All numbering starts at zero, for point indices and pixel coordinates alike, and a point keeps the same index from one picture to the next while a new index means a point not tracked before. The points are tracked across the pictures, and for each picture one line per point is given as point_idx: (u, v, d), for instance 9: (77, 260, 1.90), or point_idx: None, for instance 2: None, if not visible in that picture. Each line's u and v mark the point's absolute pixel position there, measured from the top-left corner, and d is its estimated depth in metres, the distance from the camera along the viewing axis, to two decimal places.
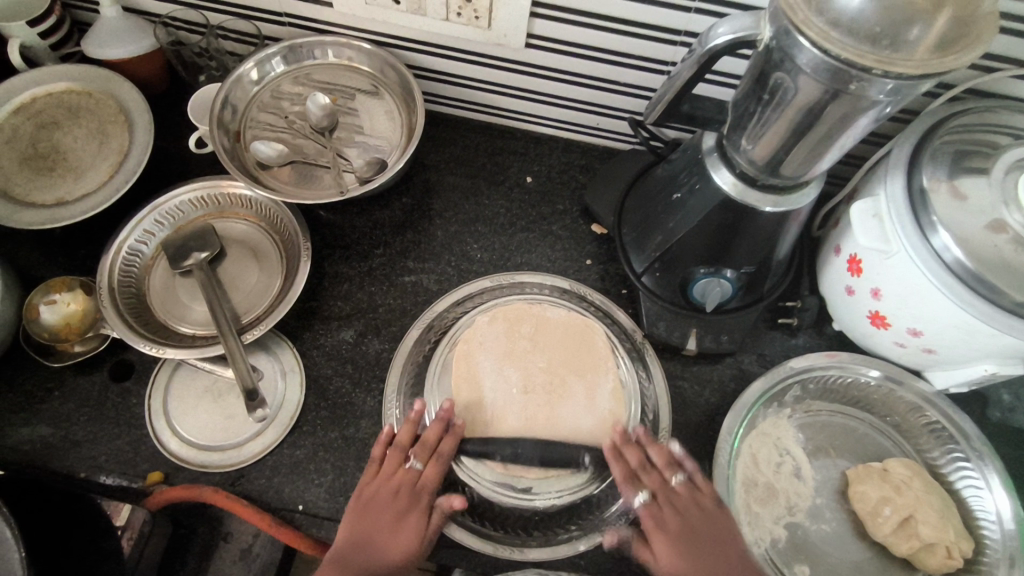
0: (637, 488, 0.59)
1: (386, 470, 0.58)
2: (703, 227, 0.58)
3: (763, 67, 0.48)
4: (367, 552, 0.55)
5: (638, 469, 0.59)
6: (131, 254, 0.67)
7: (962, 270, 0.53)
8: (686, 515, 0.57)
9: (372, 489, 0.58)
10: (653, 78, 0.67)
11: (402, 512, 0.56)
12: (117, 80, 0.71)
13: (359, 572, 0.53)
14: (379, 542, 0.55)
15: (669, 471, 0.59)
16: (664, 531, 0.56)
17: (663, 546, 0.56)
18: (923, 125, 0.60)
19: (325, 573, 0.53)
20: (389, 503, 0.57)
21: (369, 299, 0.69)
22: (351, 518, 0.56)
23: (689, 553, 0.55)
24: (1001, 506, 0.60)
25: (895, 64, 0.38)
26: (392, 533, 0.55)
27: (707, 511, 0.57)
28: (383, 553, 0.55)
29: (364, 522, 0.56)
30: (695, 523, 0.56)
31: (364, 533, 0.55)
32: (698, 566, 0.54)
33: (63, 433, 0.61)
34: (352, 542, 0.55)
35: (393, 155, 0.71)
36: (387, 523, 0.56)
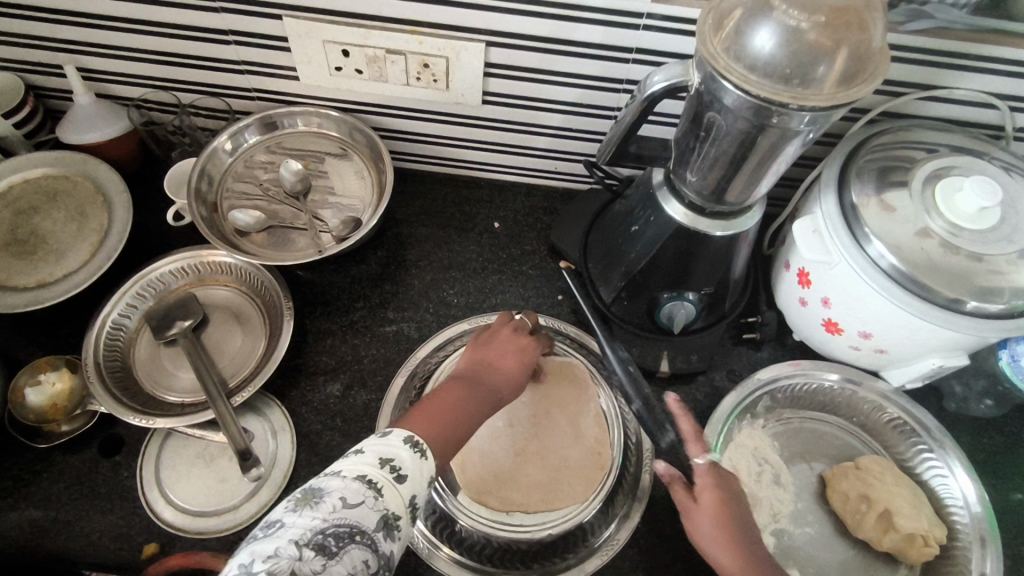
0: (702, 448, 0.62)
1: (500, 324, 0.68)
2: (660, 256, 0.62)
3: (696, 109, 0.53)
4: (487, 370, 0.62)
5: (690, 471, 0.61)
6: (115, 328, 0.69)
7: (897, 275, 0.59)
8: (734, 498, 0.59)
9: (489, 334, 0.66)
10: (603, 123, 0.73)
11: (515, 352, 0.65)
12: (92, 162, 0.73)
13: (485, 384, 0.61)
14: (492, 368, 0.63)
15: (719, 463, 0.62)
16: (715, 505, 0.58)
17: (715, 495, 0.59)
18: (847, 147, 0.66)
19: (450, 386, 0.59)
20: (512, 338, 0.66)
21: (353, 351, 0.72)
22: (471, 354, 0.64)
23: (725, 512, 0.57)
24: (966, 490, 0.64)
25: (808, 99, 0.44)
26: (510, 360, 0.64)
27: (740, 502, 0.59)
28: (501, 379, 0.62)
29: (485, 352, 0.64)
30: (740, 509, 0.58)
31: (491, 350, 0.64)
32: (732, 535, 0.56)
33: (54, 513, 0.61)
34: (479, 361, 0.63)
35: (367, 212, 0.75)
36: (516, 360, 0.64)
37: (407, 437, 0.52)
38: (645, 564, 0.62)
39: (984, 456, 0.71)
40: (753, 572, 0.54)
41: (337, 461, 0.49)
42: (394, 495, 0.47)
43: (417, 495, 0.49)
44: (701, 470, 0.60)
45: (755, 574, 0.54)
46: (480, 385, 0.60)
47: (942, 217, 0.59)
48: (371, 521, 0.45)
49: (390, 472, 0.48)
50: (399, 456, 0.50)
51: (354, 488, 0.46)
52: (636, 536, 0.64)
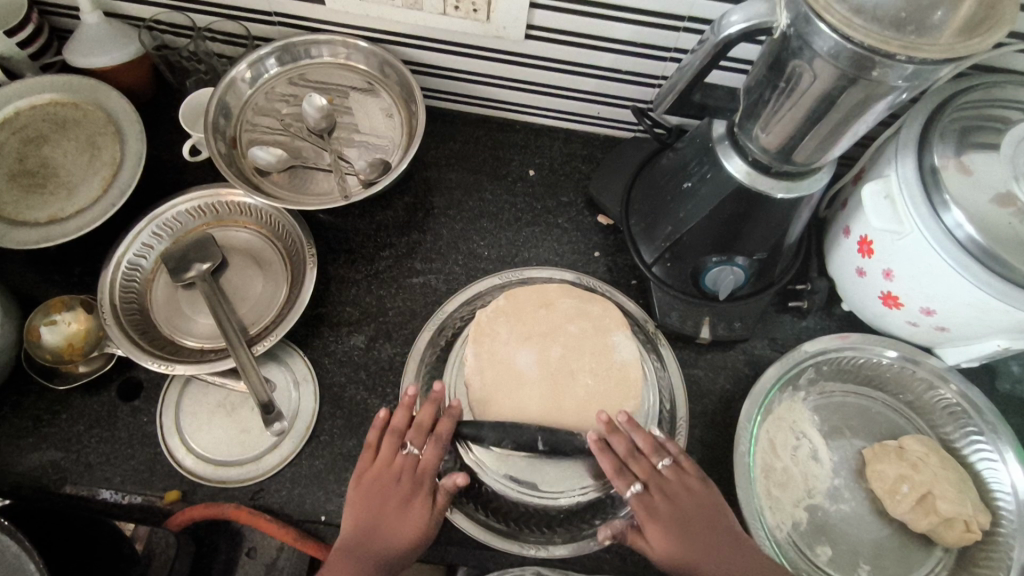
0: (628, 478, 0.57)
1: (383, 457, 0.57)
2: (715, 216, 0.57)
3: (779, 54, 0.47)
4: (374, 540, 0.54)
5: (625, 459, 0.57)
6: (131, 269, 0.66)
7: (975, 248, 0.53)
8: (676, 501, 0.56)
9: (373, 474, 0.57)
10: (656, 65, 0.66)
11: (404, 499, 0.56)
12: (103, 89, 0.68)
13: (373, 567, 0.53)
14: (384, 526, 0.55)
15: (656, 457, 0.58)
16: (653, 517, 0.56)
17: (653, 518, 0.56)
18: (930, 103, 0.59)
19: (331, 562, 0.53)
20: (391, 489, 0.56)
21: (378, 302, 0.68)
22: (355, 501, 0.56)
23: (678, 522, 0.55)
24: (1016, 479, 0.61)
25: (922, 48, 0.38)
26: (399, 518, 0.55)
27: (693, 493, 0.57)
28: (393, 538, 0.55)
29: (366, 496, 0.56)
30: (685, 505, 0.56)
31: (376, 510, 0.55)
32: (688, 541, 0.54)
33: (75, 455, 0.60)
34: (356, 528, 0.55)
35: (395, 154, 0.70)
36: (404, 520, 0.55)
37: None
38: None
39: None
40: (708, 553, 0.54)
41: None
42: None
43: None
44: (635, 504, 0.56)
45: (706, 551, 0.54)
46: (365, 560, 0.53)
47: None
48: None
49: None
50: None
51: None
52: None
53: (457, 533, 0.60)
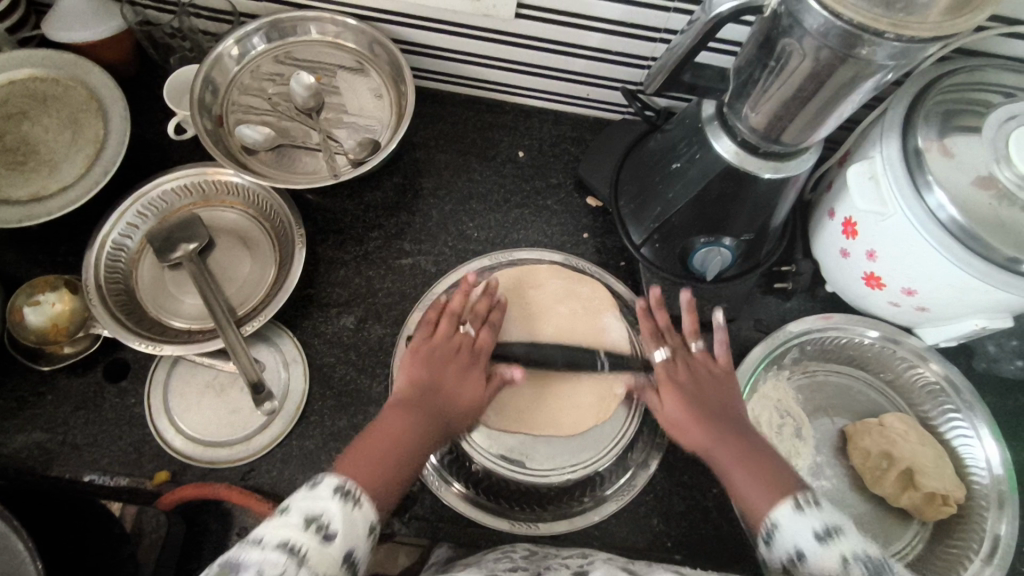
0: (657, 342, 0.61)
1: (444, 330, 0.59)
2: (704, 196, 0.58)
3: (769, 33, 0.48)
4: (437, 398, 0.56)
5: (663, 329, 0.62)
6: (115, 248, 0.65)
7: (956, 229, 0.55)
8: (697, 378, 0.59)
9: (430, 347, 0.58)
10: (646, 46, 0.66)
11: (464, 367, 0.57)
12: (84, 65, 0.67)
13: (437, 412, 0.55)
14: (444, 390, 0.56)
15: (692, 337, 0.62)
16: (675, 380, 0.58)
17: (671, 381, 0.59)
18: (915, 86, 0.60)
19: (394, 411, 0.53)
20: (452, 357, 0.58)
21: (367, 283, 0.68)
22: (411, 364, 0.58)
23: (688, 395, 0.57)
24: (991, 455, 0.63)
25: (910, 26, 0.39)
26: (458, 380, 0.57)
27: (716, 372, 0.60)
28: (453, 400, 0.56)
29: (427, 368, 0.57)
30: (705, 385, 0.58)
31: (433, 372, 0.57)
32: (701, 409, 0.56)
33: (62, 437, 0.59)
34: (417, 384, 0.56)
35: (385, 134, 0.69)
36: (467, 381, 0.57)
37: (337, 484, 0.44)
38: (660, 510, 0.62)
39: (1007, 417, 0.70)
40: (702, 423, 0.55)
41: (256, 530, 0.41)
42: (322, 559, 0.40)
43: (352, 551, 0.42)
44: (660, 364, 0.60)
45: (707, 427, 0.55)
46: (429, 414, 0.54)
47: (1012, 168, 0.53)
48: None
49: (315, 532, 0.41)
50: (328, 510, 0.43)
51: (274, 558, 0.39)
52: (653, 483, 0.63)
53: (448, 512, 0.60)
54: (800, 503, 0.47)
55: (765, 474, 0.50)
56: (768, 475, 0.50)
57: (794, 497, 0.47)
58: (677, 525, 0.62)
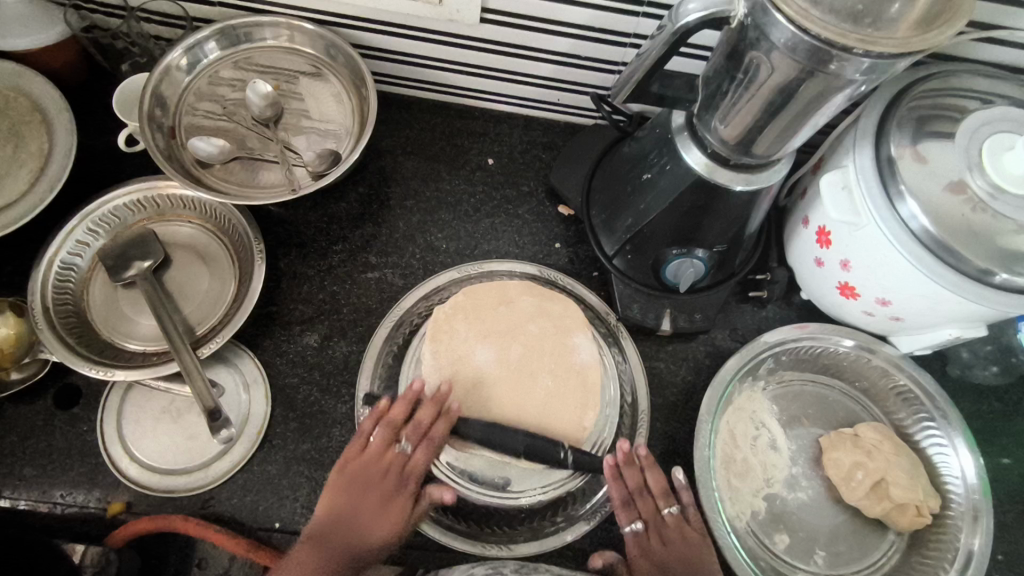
0: (631, 514, 0.58)
1: (373, 453, 0.57)
2: (674, 209, 0.56)
3: (737, 45, 0.46)
4: (349, 539, 0.55)
5: (634, 494, 0.59)
6: (65, 268, 0.62)
7: (927, 239, 0.54)
8: (673, 547, 0.57)
9: (356, 465, 0.57)
10: (615, 50, 0.64)
11: (382, 500, 0.56)
12: (27, 74, 0.64)
13: (343, 547, 0.54)
14: (359, 524, 0.55)
15: (663, 501, 0.59)
16: (648, 557, 0.57)
17: (648, 559, 0.57)
18: (888, 93, 0.59)
19: (303, 550, 0.54)
20: (376, 480, 0.57)
21: (332, 299, 0.66)
22: (335, 488, 0.56)
23: (668, 567, 0.56)
24: (965, 466, 0.63)
25: (878, 42, 0.37)
26: (373, 515, 0.55)
27: (688, 536, 0.58)
28: (365, 539, 0.55)
29: (352, 490, 0.56)
30: (681, 547, 0.57)
31: (352, 501, 0.56)
32: None
33: (9, 469, 0.57)
34: (330, 514, 0.55)
35: (347, 144, 0.67)
36: (376, 513, 0.55)
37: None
38: None
39: (982, 423, 0.70)
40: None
41: None
42: None
43: None
44: (630, 545, 0.58)
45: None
46: (337, 550, 0.54)
47: (985, 176, 0.53)
48: None
49: None
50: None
51: None
52: None
53: (417, 536, 0.59)
54: None
55: None
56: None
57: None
58: None
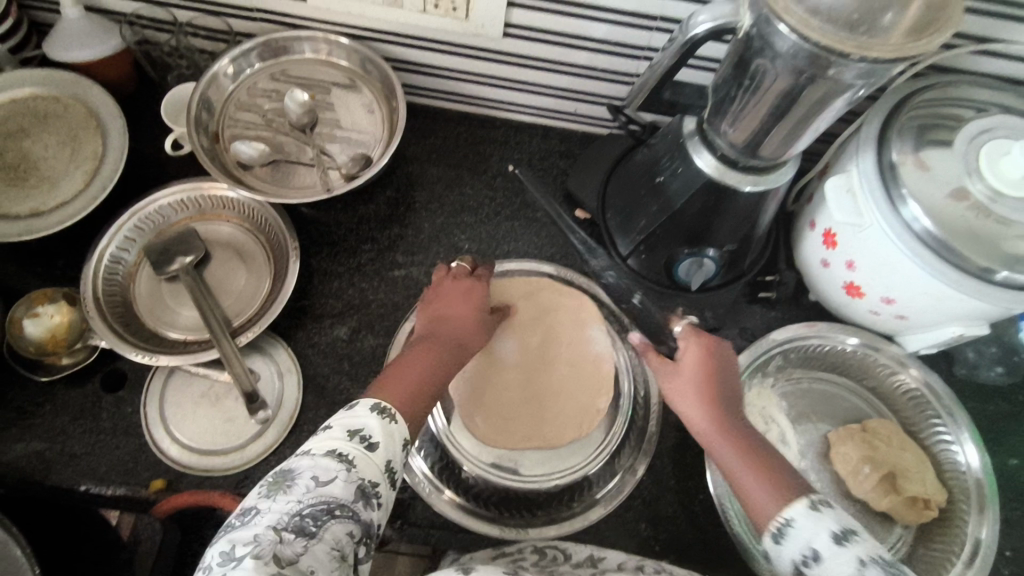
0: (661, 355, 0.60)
1: (444, 285, 0.61)
2: (686, 209, 0.59)
3: (743, 55, 0.50)
4: (462, 346, 0.57)
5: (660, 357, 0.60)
6: (113, 262, 0.66)
7: (930, 239, 0.56)
8: (727, 376, 0.57)
9: (434, 293, 0.61)
10: (630, 63, 0.68)
11: (464, 296, 0.60)
12: (85, 84, 0.69)
13: (450, 342, 0.57)
14: (448, 319, 0.58)
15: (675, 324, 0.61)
16: (690, 381, 0.56)
17: (705, 347, 0.57)
18: (889, 102, 0.62)
19: (416, 354, 0.54)
20: (463, 293, 0.61)
21: (360, 294, 0.70)
22: (432, 305, 0.60)
23: (701, 383, 0.55)
24: (971, 459, 0.65)
25: (874, 48, 0.41)
26: (463, 311, 0.59)
27: (727, 360, 0.57)
28: (456, 324, 0.58)
29: (441, 307, 0.60)
30: (728, 388, 0.56)
31: (467, 313, 0.59)
32: (706, 392, 0.55)
33: (59, 446, 0.60)
34: (430, 320, 0.59)
35: (377, 149, 0.71)
36: (467, 305, 0.60)
37: (372, 403, 0.47)
38: (648, 515, 0.63)
39: (988, 423, 0.71)
40: (720, 431, 0.53)
41: (303, 445, 0.45)
42: (368, 464, 0.44)
43: (394, 459, 0.46)
44: (684, 334, 0.59)
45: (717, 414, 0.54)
46: (448, 343, 0.56)
47: (984, 181, 0.55)
48: (348, 493, 0.42)
49: (360, 442, 0.45)
50: (368, 425, 0.46)
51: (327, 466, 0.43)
52: (641, 488, 0.64)
53: (438, 518, 0.61)
54: (814, 504, 0.46)
55: (743, 448, 0.51)
56: (769, 476, 0.49)
57: (806, 497, 0.47)
58: (666, 529, 0.63)
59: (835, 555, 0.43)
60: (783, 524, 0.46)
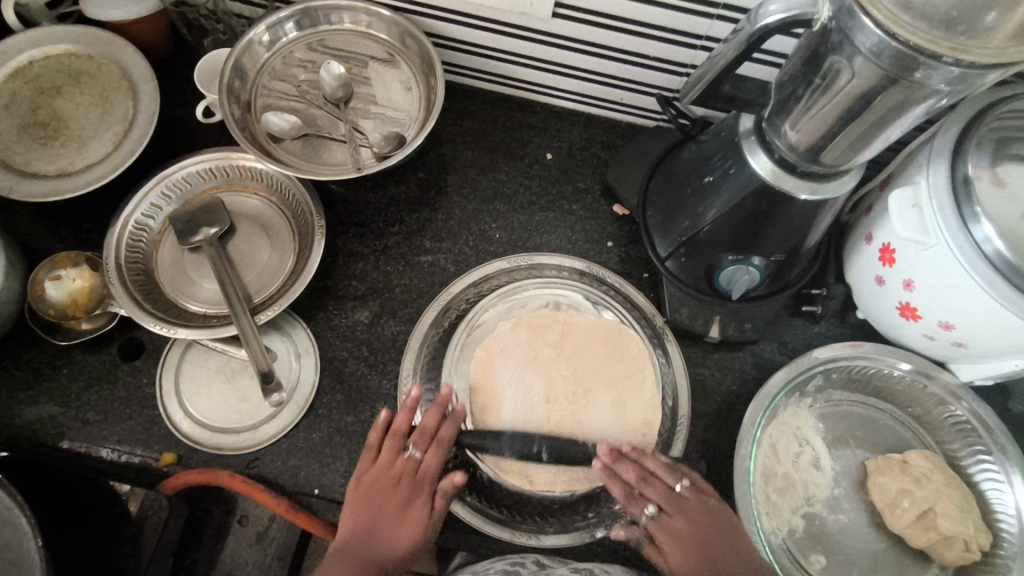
0: (640, 504, 0.57)
1: (384, 459, 0.57)
2: (736, 213, 0.55)
3: (817, 48, 0.45)
4: (370, 544, 0.54)
5: (635, 483, 0.57)
6: (138, 228, 0.65)
7: (1002, 263, 0.51)
8: (695, 517, 0.56)
9: (371, 474, 0.57)
10: (685, 52, 0.64)
11: (403, 505, 0.56)
12: (119, 44, 0.67)
13: (365, 565, 0.53)
14: (379, 536, 0.55)
15: (671, 475, 0.57)
16: (676, 540, 0.55)
17: (672, 510, 0.56)
18: (969, 110, 0.57)
19: (328, 567, 0.53)
20: (391, 492, 0.56)
21: (385, 279, 0.67)
22: (353, 505, 0.56)
23: (685, 541, 0.55)
24: (1021, 503, 0.60)
25: (971, 50, 0.37)
26: (397, 527, 0.55)
27: (712, 514, 0.56)
28: (387, 545, 0.54)
29: (364, 505, 0.56)
30: (700, 524, 0.56)
31: (373, 514, 0.55)
32: (708, 560, 0.54)
33: (74, 412, 0.60)
34: (353, 530, 0.55)
35: (412, 129, 0.68)
36: (397, 516, 0.55)
37: None
38: None
39: None
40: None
41: None
42: None
43: None
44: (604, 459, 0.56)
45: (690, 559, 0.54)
46: (357, 566, 0.53)
47: None
48: None
49: None
50: None
51: None
52: None
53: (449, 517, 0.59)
54: None
55: None
56: None
57: None
58: None
59: None
60: None
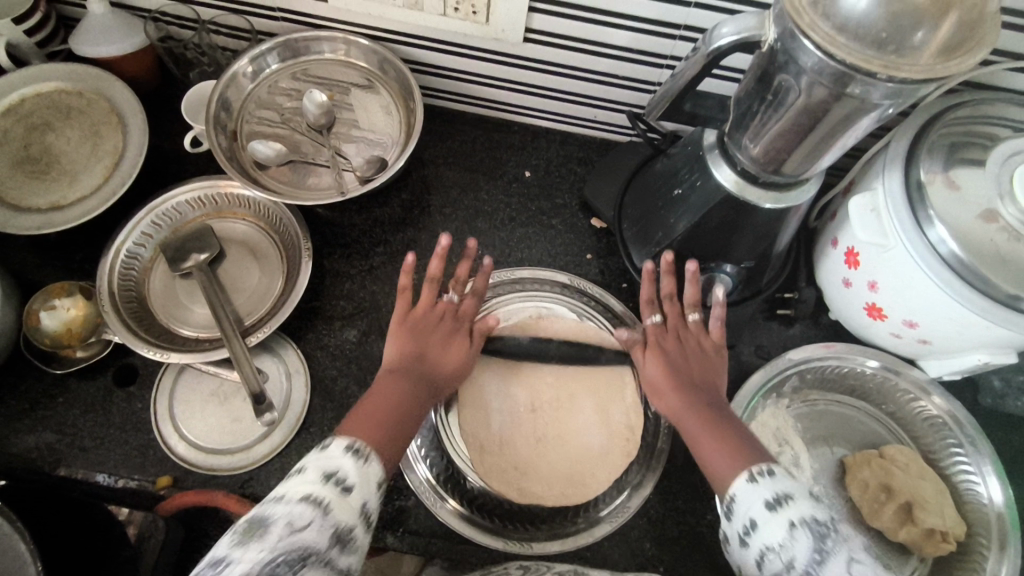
0: (653, 309, 0.63)
1: (424, 305, 0.61)
2: (704, 224, 0.58)
3: (767, 68, 0.48)
4: (422, 368, 0.57)
5: (656, 298, 0.63)
6: (130, 257, 0.67)
7: (956, 263, 0.54)
8: (684, 346, 0.61)
9: (413, 317, 0.60)
10: (652, 71, 0.67)
11: (448, 336, 0.60)
12: (108, 80, 0.70)
13: (423, 376, 0.57)
14: (428, 357, 0.58)
15: (692, 307, 0.62)
16: (662, 349, 0.61)
17: (656, 362, 0.60)
18: (921, 118, 0.60)
19: (390, 380, 0.55)
20: (436, 325, 0.60)
21: (372, 298, 0.69)
22: (400, 331, 0.59)
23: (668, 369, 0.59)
24: (993, 492, 0.62)
25: (901, 68, 0.39)
26: (444, 352, 0.59)
27: (706, 345, 0.61)
28: (437, 366, 0.58)
29: (417, 339, 0.59)
30: (687, 351, 0.60)
31: (420, 345, 0.58)
32: (681, 382, 0.58)
33: (70, 439, 0.61)
34: (407, 354, 0.57)
35: (393, 151, 0.71)
36: (447, 349, 0.59)
37: (347, 443, 0.47)
38: (653, 535, 0.62)
39: (1014, 454, 0.69)
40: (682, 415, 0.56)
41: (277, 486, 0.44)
42: (343, 507, 0.43)
43: (367, 504, 0.45)
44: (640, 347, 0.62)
45: (684, 395, 0.57)
46: (414, 381, 0.56)
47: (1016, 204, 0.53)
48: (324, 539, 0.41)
49: (333, 485, 0.44)
50: (343, 467, 0.45)
51: (300, 509, 0.42)
52: (647, 506, 0.63)
53: (441, 528, 0.61)
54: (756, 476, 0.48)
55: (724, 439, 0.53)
56: (728, 444, 0.52)
57: (748, 469, 0.49)
58: (670, 549, 0.62)
59: (767, 522, 0.45)
60: (730, 498, 0.48)
